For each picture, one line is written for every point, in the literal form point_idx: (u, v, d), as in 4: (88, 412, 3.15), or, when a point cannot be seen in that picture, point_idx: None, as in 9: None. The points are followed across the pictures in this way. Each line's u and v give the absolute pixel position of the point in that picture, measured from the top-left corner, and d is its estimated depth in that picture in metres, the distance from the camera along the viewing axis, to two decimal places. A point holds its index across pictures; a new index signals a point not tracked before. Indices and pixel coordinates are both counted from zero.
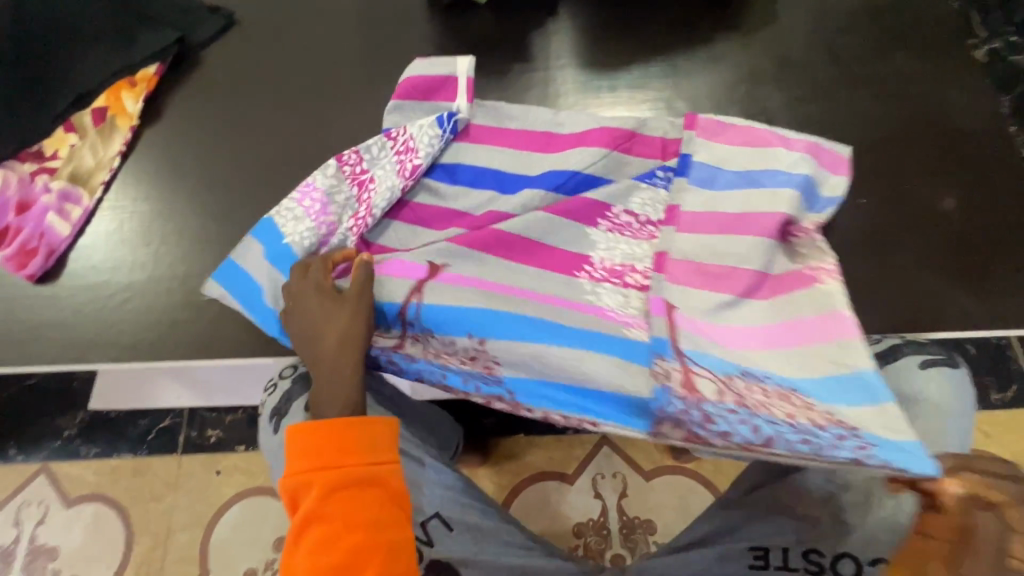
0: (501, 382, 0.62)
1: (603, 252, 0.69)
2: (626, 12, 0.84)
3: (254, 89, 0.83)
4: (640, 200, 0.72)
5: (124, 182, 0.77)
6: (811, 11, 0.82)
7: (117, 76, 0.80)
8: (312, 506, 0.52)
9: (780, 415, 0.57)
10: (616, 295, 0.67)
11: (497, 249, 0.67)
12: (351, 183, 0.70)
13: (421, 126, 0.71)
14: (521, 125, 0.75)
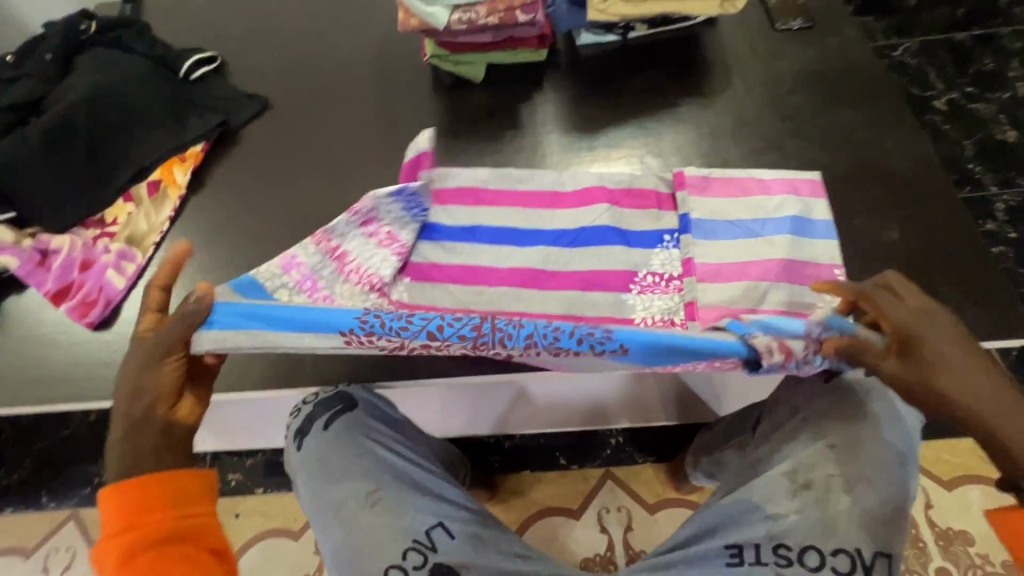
0: (612, 335, 0.56)
1: (642, 313, 0.77)
2: (601, 85, 0.98)
3: (284, 160, 0.97)
4: (658, 261, 0.81)
5: (173, 242, 0.90)
6: (761, 77, 0.95)
7: (171, 153, 0.94)
8: (117, 565, 0.52)
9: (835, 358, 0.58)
10: None
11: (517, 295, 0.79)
12: (342, 251, 0.76)
13: (379, 201, 0.76)
14: (531, 185, 0.86)
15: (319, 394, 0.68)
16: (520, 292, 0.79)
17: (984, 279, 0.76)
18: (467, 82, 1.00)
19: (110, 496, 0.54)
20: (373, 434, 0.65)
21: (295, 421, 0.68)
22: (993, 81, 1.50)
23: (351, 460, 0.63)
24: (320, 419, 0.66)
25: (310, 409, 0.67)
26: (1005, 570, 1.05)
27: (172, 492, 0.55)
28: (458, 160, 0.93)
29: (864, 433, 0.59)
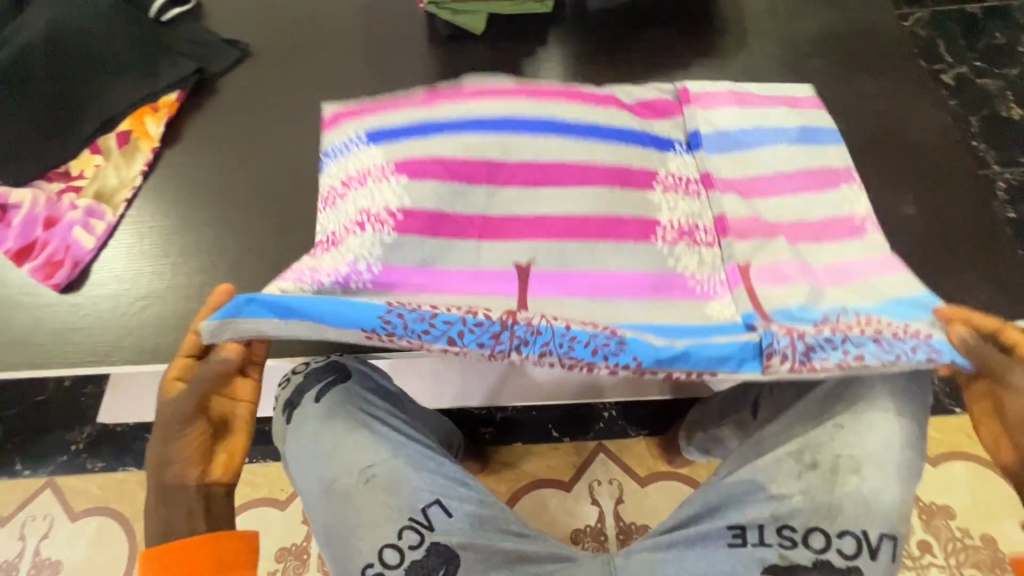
0: (626, 347, 0.56)
1: (668, 213, 0.69)
2: (610, 43, 0.91)
3: (267, 114, 0.90)
4: (675, 164, 0.73)
5: (145, 199, 0.83)
6: (778, 39, 0.90)
7: (142, 102, 0.87)
8: None
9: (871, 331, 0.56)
10: (693, 254, 0.67)
11: (518, 196, 0.66)
12: (342, 178, 0.70)
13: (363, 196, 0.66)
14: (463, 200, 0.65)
15: (307, 366, 0.64)
16: (520, 193, 0.66)
17: (998, 258, 0.74)
18: (467, 34, 0.93)
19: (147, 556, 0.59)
20: (365, 409, 0.61)
21: (284, 392, 0.64)
22: (1003, 56, 1.46)
23: (344, 434, 0.60)
24: (311, 393, 0.62)
25: (301, 381, 0.63)
26: (983, 543, 1.07)
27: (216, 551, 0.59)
28: None
29: (869, 412, 0.57)
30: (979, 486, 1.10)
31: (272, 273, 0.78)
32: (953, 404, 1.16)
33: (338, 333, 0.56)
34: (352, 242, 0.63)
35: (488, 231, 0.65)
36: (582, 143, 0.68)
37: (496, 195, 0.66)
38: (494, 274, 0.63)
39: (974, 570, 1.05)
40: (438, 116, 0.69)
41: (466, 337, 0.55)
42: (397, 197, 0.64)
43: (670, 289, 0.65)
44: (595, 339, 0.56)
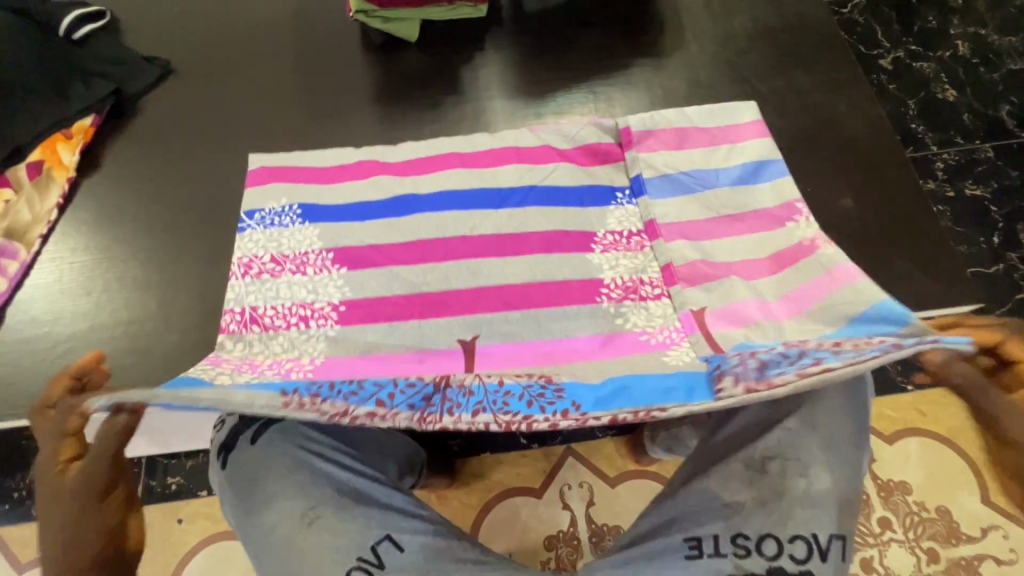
0: (562, 395, 0.56)
1: (610, 272, 0.71)
2: (549, 45, 0.90)
3: (192, 136, 0.85)
4: (615, 219, 0.75)
5: (62, 234, 0.78)
6: (715, 35, 0.89)
7: (52, 129, 0.81)
8: None
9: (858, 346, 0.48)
10: (642, 313, 0.69)
11: (461, 271, 0.71)
12: (272, 253, 0.72)
13: (298, 287, 0.69)
14: (404, 283, 0.70)
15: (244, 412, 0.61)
16: (464, 267, 0.71)
17: (932, 246, 0.76)
18: (400, 41, 0.90)
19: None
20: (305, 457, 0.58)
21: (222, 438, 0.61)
22: (933, 39, 1.51)
23: (284, 475, 0.57)
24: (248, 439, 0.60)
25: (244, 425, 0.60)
26: (938, 515, 1.10)
27: None
28: (393, 132, 0.85)
29: (810, 412, 0.58)
30: (933, 460, 1.14)
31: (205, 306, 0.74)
32: (905, 382, 1.19)
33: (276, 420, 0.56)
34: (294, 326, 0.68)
35: (433, 306, 0.69)
36: (515, 214, 0.74)
37: (435, 271, 0.71)
38: (433, 351, 0.66)
39: (932, 543, 1.09)
40: (382, 195, 0.75)
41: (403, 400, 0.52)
42: (338, 290, 0.69)
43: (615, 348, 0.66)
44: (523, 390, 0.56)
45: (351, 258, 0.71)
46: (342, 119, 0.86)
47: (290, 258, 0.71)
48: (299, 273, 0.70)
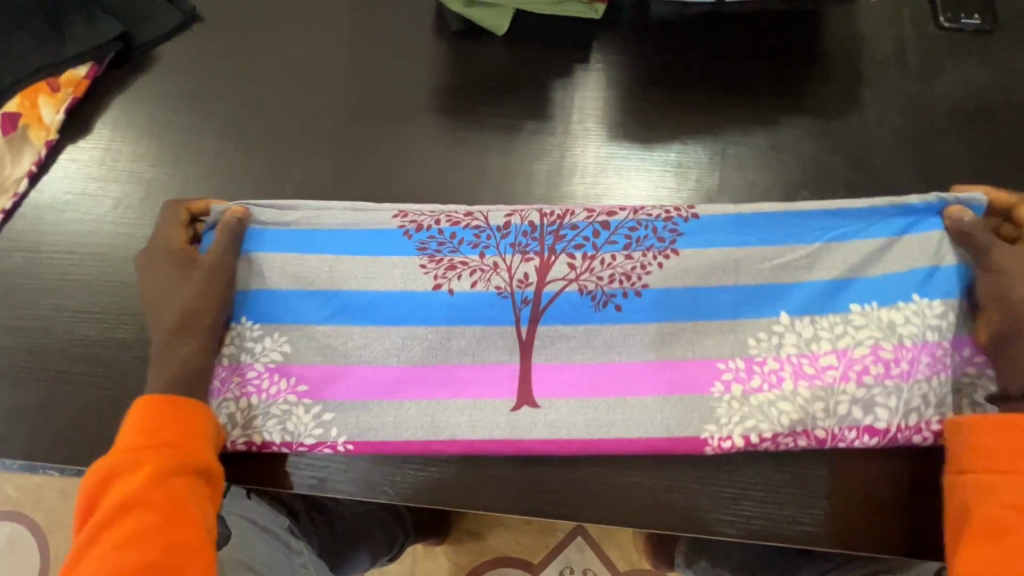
0: (633, 298, 0.53)
1: (723, 422, 0.50)
2: (673, 72, 0.68)
3: (205, 110, 0.67)
4: (760, 343, 0.51)
5: (28, 213, 0.63)
6: (904, 100, 0.65)
7: (37, 74, 0.65)
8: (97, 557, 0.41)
9: (889, 329, 0.51)
10: (740, 423, 0.50)
11: (574, 412, 0.51)
12: (281, 364, 0.53)
13: (296, 410, 0.52)
14: (462, 418, 0.52)
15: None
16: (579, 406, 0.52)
17: None
18: (484, 32, 0.69)
19: (147, 402, 0.48)
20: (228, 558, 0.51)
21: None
22: None
23: None
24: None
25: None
26: None
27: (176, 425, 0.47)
28: (450, 153, 0.65)
29: None
30: None
31: None
32: None
33: (340, 281, 0.54)
34: (288, 414, 0.52)
35: (490, 446, 0.51)
36: (630, 334, 0.52)
37: (508, 420, 0.51)
38: (467, 387, 0.52)
39: None
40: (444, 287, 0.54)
41: (488, 252, 0.54)
42: (372, 417, 0.52)
43: (671, 389, 0.51)
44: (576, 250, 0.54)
45: (392, 375, 0.53)
46: (391, 123, 0.66)
47: (309, 362, 0.53)
48: (305, 393, 0.52)
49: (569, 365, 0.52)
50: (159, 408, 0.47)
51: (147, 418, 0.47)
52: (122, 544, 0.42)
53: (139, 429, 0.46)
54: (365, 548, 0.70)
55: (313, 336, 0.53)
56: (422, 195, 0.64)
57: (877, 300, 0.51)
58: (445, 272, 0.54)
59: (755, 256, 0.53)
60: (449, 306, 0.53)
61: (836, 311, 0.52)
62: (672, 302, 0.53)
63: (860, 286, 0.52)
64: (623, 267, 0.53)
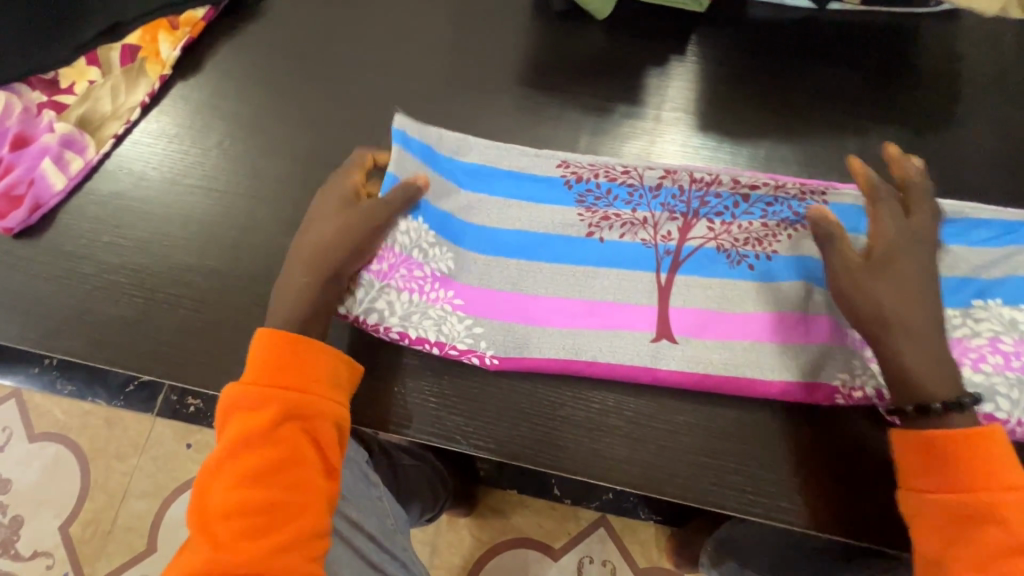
0: (765, 261, 0.57)
1: (851, 375, 0.54)
2: (768, 71, 0.68)
3: (309, 61, 0.70)
4: None
5: (138, 141, 0.66)
6: (998, 122, 0.65)
7: (160, 12, 0.68)
8: (217, 464, 0.47)
9: (1007, 325, 0.54)
10: (862, 376, 0.53)
11: (713, 357, 0.55)
12: (446, 277, 0.57)
13: (456, 319, 0.56)
14: (606, 346, 0.55)
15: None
16: (712, 350, 0.55)
17: None
18: (584, 16, 0.71)
19: (275, 336, 0.50)
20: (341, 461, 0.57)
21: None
22: None
23: None
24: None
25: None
26: None
27: (303, 366, 0.50)
28: (541, 127, 0.67)
29: None
30: None
31: (262, 282, 0.60)
32: None
33: (501, 221, 0.60)
34: (444, 319, 0.56)
35: (631, 374, 0.55)
36: (763, 290, 0.57)
37: (649, 352, 0.55)
38: (614, 320, 0.56)
39: None
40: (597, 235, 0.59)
41: (639, 207, 0.60)
42: (520, 338, 0.56)
43: (806, 339, 0.55)
44: (715, 210, 0.59)
45: (540, 305, 0.57)
46: (485, 92, 0.68)
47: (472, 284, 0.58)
48: (463, 307, 0.57)
49: (705, 311, 0.56)
50: (290, 348, 0.50)
51: (279, 351, 0.50)
52: (238, 463, 0.47)
53: (275, 363, 0.49)
54: (417, 502, 0.74)
55: (471, 262, 0.59)
56: None
57: (1001, 299, 0.55)
58: (599, 220, 0.59)
59: None
60: (601, 250, 0.58)
61: (960, 303, 0.55)
62: (801, 270, 0.57)
63: (982, 285, 0.55)
64: (758, 233, 0.58)
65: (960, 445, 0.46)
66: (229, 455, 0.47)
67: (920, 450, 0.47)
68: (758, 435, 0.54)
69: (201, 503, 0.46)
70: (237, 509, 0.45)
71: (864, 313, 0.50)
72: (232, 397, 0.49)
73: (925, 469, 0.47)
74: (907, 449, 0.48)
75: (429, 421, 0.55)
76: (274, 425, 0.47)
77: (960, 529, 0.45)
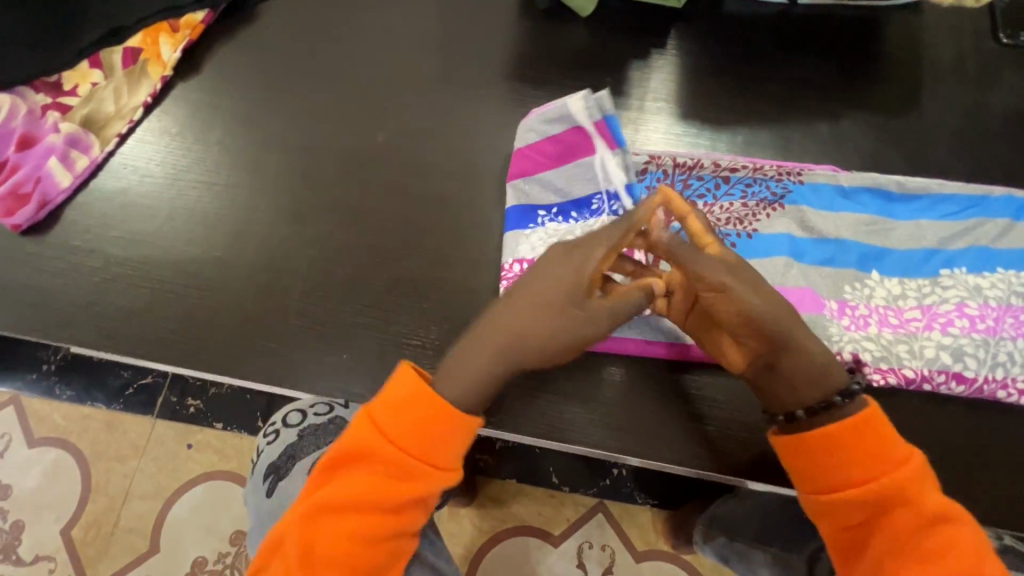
0: (747, 238, 0.60)
1: (834, 344, 0.56)
2: (744, 63, 0.72)
3: (306, 61, 0.73)
4: (880, 291, 0.58)
5: (141, 139, 0.68)
6: (959, 105, 0.69)
7: (161, 16, 0.71)
8: (326, 508, 0.50)
9: (973, 292, 0.57)
10: (846, 344, 0.56)
11: None
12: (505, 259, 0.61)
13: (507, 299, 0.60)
14: None
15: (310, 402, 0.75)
16: None
17: None
18: (569, 13, 0.74)
19: (414, 386, 0.50)
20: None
21: (259, 459, 0.73)
22: None
23: None
24: (297, 419, 0.74)
25: (295, 429, 0.73)
26: None
27: (429, 441, 0.50)
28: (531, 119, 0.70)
29: None
30: None
31: (266, 271, 0.62)
32: None
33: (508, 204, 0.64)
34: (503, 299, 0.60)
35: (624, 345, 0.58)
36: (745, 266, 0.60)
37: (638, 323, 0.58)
38: None
39: None
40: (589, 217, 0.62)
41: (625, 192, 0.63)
42: None
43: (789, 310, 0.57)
44: (697, 194, 0.62)
45: None
46: (477, 87, 0.71)
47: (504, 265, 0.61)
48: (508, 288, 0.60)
49: None
50: (427, 415, 0.50)
51: (418, 417, 0.50)
52: (344, 515, 0.49)
53: (405, 427, 0.50)
54: None
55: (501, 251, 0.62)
56: (503, 156, 0.68)
57: (966, 268, 0.58)
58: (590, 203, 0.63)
59: (867, 221, 0.60)
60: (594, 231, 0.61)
61: (928, 272, 0.58)
62: (780, 246, 0.60)
63: (949, 255, 0.59)
64: (738, 213, 0.61)
65: (840, 439, 0.49)
66: (341, 507, 0.49)
67: (802, 457, 0.50)
68: (744, 402, 0.57)
69: (296, 537, 0.50)
70: (338, 565, 0.49)
71: (723, 314, 0.51)
72: (364, 438, 0.50)
73: (804, 470, 0.50)
74: (791, 459, 0.50)
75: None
76: (392, 495, 0.49)
77: (860, 514, 0.49)
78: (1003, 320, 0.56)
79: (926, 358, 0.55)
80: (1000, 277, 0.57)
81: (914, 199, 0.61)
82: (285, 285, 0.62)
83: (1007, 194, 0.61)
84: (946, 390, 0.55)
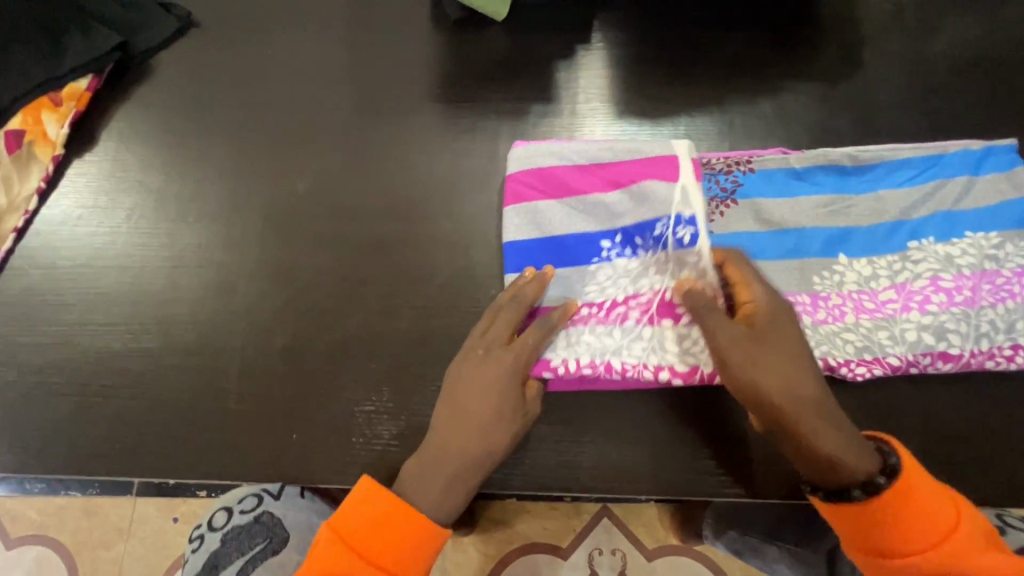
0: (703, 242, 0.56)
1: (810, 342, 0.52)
2: (675, 47, 0.68)
3: (209, 115, 0.67)
4: (850, 277, 0.54)
5: (41, 230, 0.63)
6: (902, 58, 0.66)
7: (39, 91, 0.64)
8: None
9: (944, 261, 0.54)
10: (822, 341, 0.52)
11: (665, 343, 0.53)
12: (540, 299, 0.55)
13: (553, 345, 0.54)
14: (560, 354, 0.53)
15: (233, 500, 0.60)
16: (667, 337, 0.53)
17: None
18: (484, 21, 0.69)
19: (376, 494, 0.46)
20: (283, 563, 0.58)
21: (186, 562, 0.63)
22: None
23: None
24: (221, 522, 0.60)
25: (216, 534, 0.60)
26: None
27: (400, 549, 0.44)
28: (458, 142, 0.65)
29: None
30: None
31: (196, 355, 0.57)
32: None
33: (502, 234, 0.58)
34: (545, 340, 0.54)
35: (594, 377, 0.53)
36: None
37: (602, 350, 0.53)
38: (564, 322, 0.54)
39: None
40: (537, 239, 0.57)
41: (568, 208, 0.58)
42: None
43: None
44: None
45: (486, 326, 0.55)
46: (397, 115, 0.66)
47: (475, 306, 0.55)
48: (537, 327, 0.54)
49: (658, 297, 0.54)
50: (393, 517, 0.45)
51: (383, 521, 0.45)
52: None
53: (372, 535, 0.44)
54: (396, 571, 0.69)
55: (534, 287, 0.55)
56: (435, 187, 0.63)
57: (934, 236, 0.55)
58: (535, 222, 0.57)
59: (825, 203, 0.57)
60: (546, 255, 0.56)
61: (895, 247, 0.55)
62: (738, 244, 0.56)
63: (914, 224, 0.56)
64: None
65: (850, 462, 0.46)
66: None
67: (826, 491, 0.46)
68: (723, 415, 0.54)
69: None
70: None
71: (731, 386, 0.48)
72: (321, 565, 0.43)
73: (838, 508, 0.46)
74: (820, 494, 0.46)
75: (393, 464, 0.53)
76: None
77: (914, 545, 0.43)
78: (979, 286, 0.53)
79: (907, 341, 0.52)
80: (969, 240, 0.55)
81: (869, 171, 0.58)
82: (220, 367, 0.57)
83: (963, 147, 0.58)
84: (933, 370, 0.52)
